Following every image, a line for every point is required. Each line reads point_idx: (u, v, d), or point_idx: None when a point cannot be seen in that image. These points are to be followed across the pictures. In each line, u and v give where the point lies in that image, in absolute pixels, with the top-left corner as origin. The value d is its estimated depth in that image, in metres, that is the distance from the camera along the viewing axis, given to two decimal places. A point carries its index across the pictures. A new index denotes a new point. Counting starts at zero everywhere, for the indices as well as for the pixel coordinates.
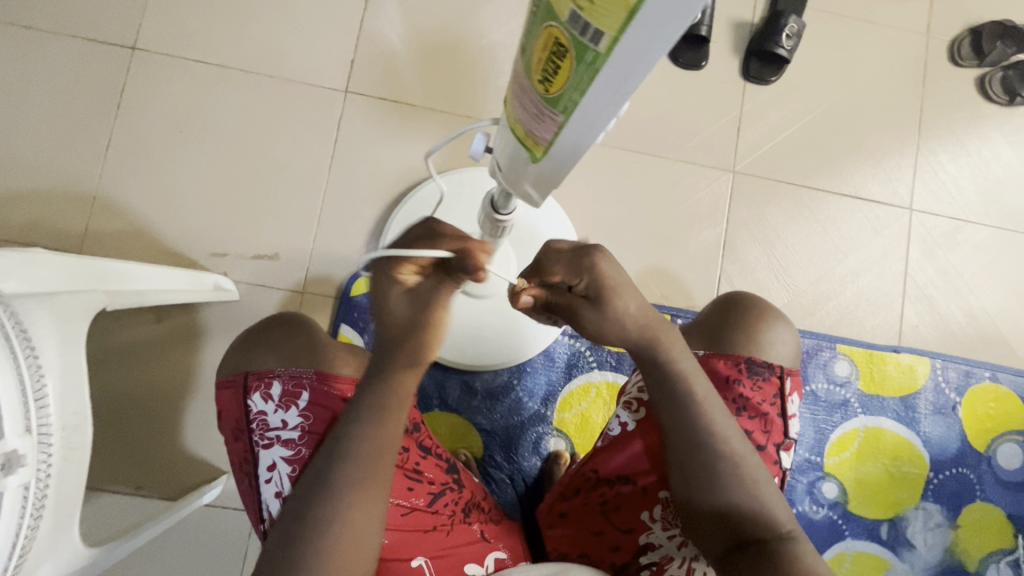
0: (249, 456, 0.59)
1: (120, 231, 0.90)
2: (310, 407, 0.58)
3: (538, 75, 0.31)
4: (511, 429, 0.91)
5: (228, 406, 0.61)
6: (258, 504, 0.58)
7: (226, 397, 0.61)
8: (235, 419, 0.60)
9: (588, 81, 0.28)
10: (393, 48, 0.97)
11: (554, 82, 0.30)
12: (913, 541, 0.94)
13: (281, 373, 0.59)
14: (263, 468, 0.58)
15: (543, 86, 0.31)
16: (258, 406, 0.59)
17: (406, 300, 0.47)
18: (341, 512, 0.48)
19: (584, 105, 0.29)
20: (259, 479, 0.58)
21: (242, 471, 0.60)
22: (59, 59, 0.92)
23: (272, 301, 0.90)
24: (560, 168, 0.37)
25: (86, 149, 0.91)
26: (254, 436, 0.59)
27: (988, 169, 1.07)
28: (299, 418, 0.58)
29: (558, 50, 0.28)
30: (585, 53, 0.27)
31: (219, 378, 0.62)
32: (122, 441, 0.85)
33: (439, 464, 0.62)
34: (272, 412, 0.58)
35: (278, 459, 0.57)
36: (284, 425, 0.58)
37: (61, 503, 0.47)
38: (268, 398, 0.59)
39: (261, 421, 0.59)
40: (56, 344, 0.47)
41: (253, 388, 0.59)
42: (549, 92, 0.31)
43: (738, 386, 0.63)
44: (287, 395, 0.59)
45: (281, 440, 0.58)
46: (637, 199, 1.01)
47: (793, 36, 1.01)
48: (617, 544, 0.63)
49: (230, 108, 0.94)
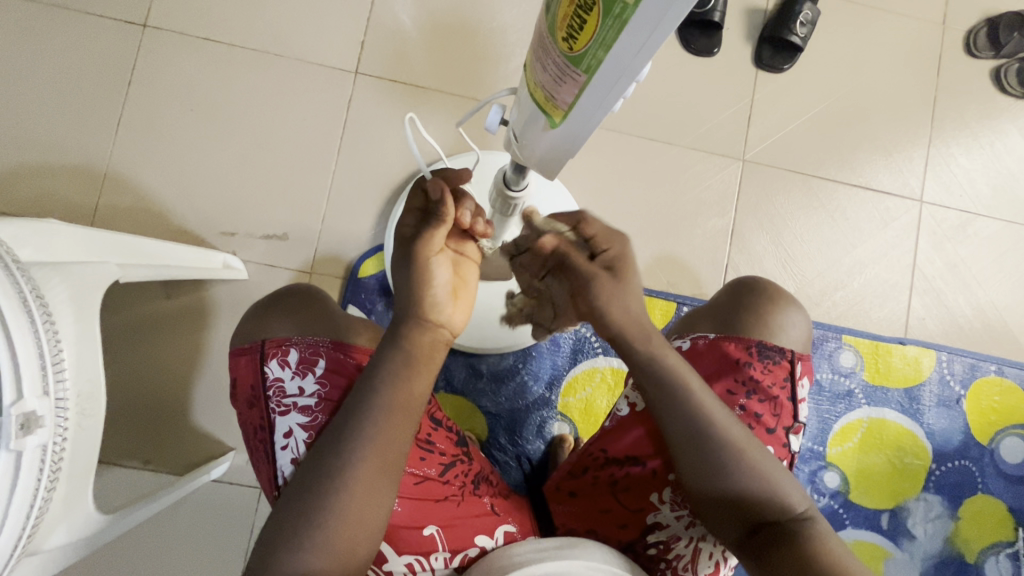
0: (264, 424, 0.59)
1: (131, 209, 0.90)
2: (327, 374, 0.59)
3: (563, 32, 0.31)
4: (515, 412, 0.92)
5: (244, 373, 0.61)
6: (274, 471, 0.58)
7: (242, 364, 0.61)
8: (251, 387, 0.60)
9: (613, 36, 0.28)
10: (403, 30, 0.97)
11: (578, 39, 0.30)
12: (913, 531, 0.94)
13: (297, 341, 0.60)
14: (280, 435, 0.58)
15: (567, 44, 0.31)
16: (275, 373, 0.60)
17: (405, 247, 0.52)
18: (353, 481, 0.49)
19: (608, 62, 0.29)
20: (275, 446, 0.58)
21: (256, 439, 0.60)
22: (71, 34, 0.92)
23: (281, 281, 0.91)
24: (578, 134, 0.37)
25: (97, 126, 0.91)
26: (270, 403, 0.59)
27: (1001, 162, 1.06)
28: (316, 385, 0.59)
29: (585, 4, 0.28)
30: (612, 4, 0.27)
31: (236, 346, 0.63)
32: (131, 416, 0.86)
33: (450, 437, 0.63)
34: (289, 379, 0.59)
35: (295, 426, 0.58)
36: (301, 393, 0.59)
37: (74, 468, 0.47)
38: (285, 365, 0.60)
39: (277, 388, 0.59)
40: (69, 312, 0.47)
41: (270, 355, 0.60)
42: (572, 50, 0.31)
43: (748, 369, 0.63)
44: (304, 362, 0.60)
45: (297, 407, 0.58)
46: (646, 186, 1.01)
47: (807, 24, 1.00)
48: (625, 523, 0.63)
49: (240, 87, 0.94)
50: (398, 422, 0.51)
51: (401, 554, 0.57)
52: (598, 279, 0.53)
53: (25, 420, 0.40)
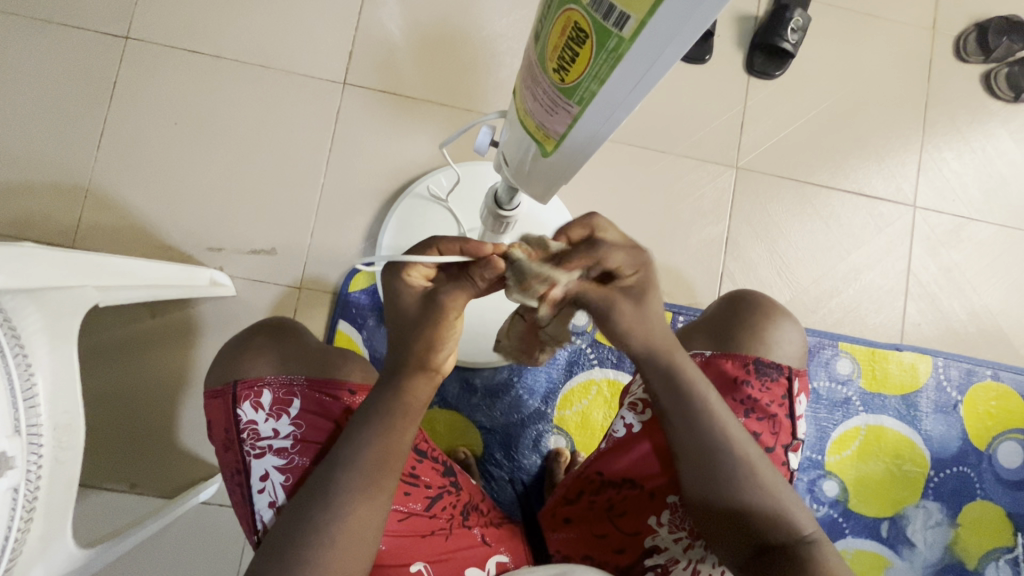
0: (240, 467, 0.57)
1: (114, 225, 0.88)
2: (302, 414, 0.58)
3: (553, 63, 0.30)
4: (511, 426, 0.90)
5: (217, 416, 0.59)
6: (251, 516, 0.56)
7: (215, 407, 0.59)
8: (225, 430, 0.59)
9: (609, 69, 0.27)
10: (391, 39, 0.95)
11: (571, 70, 0.29)
12: (912, 539, 0.94)
13: (270, 381, 0.59)
14: (255, 478, 0.57)
15: (558, 75, 0.30)
16: (248, 416, 0.58)
17: (420, 300, 0.49)
18: (347, 507, 0.48)
19: (603, 94, 0.28)
20: (251, 490, 0.57)
21: (234, 482, 0.58)
22: (49, 48, 0.90)
23: (269, 297, 0.89)
24: (572, 162, 0.36)
25: (78, 140, 0.89)
26: (245, 447, 0.57)
27: (993, 166, 1.06)
28: (291, 426, 0.58)
29: (577, 35, 0.27)
30: (607, 37, 0.26)
31: (208, 389, 0.61)
32: (116, 438, 0.84)
33: (435, 468, 0.61)
34: (263, 421, 0.58)
35: (271, 468, 0.56)
36: (275, 434, 0.58)
37: (53, 505, 0.46)
38: (258, 406, 0.58)
39: (251, 431, 0.58)
40: (44, 342, 0.45)
41: (242, 397, 0.58)
42: (564, 81, 0.30)
43: (746, 387, 0.62)
44: (278, 403, 0.58)
45: (272, 450, 0.57)
46: (640, 195, 1.00)
47: (798, 30, 0.99)
48: (622, 547, 0.62)
49: (224, 99, 0.92)
50: (383, 458, 0.50)
51: None
52: (618, 304, 0.50)
53: None
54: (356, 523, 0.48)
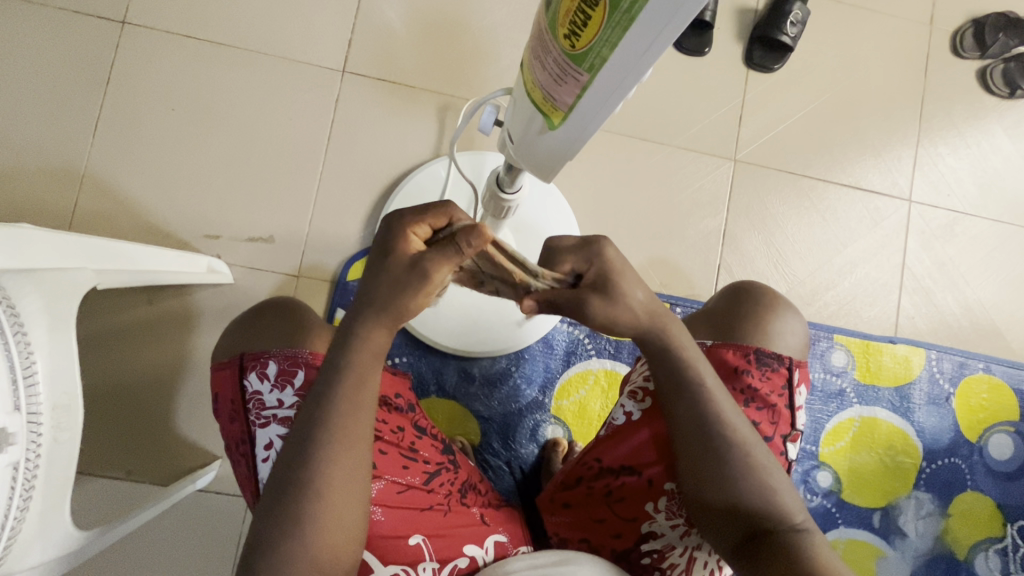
0: (245, 437, 0.58)
1: (110, 211, 0.87)
2: (305, 386, 0.57)
3: (564, 29, 0.30)
4: (509, 416, 0.91)
5: (225, 388, 0.60)
6: (256, 484, 0.57)
7: (223, 379, 0.60)
8: (232, 401, 0.59)
9: (621, 31, 0.27)
10: (391, 27, 0.95)
11: (582, 35, 0.29)
12: (904, 529, 0.95)
13: (276, 353, 0.59)
14: (260, 447, 0.57)
15: (569, 42, 0.30)
16: (254, 386, 0.58)
17: (407, 261, 0.48)
18: (337, 473, 0.48)
19: (612, 61, 0.29)
20: (256, 458, 0.57)
21: (238, 452, 0.59)
22: (45, 31, 0.89)
23: (267, 285, 0.88)
24: (575, 138, 0.36)
25: (74, 125, 0.88)
26: (250, 416, 0.58)
27: (987, 161, 1.07)
28: (295, 397, 0.57)
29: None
30: None
31: (216, 361, 0.62)
32: (113, 424, 0.83)
33: (434, 444, 0.62)
34: (268, 392, 0.58)
35: (275, 437, 0.56)
36: (280, 404, 0.57)
37: (51, 484, 0.46)
38: (263, 377, 0.58)
39: (256, 401, 0.58)
40: (43, 322, 0.45)
41: (249, 368, 0.59)
42: (575, 48, 0.30)
43: (746, 376, 0.62)
44: (283, 374, 0.58)
45: (277, 419, 0.57)
46: (639, 186, 1.00)
47: (797, 24, 1.00)
48: (619, 532, 0.61)
49: (222, 84, 0.91)
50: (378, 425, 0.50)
51: (386, 565, 0.55)
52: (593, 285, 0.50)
53: None
54: (342, 503, 0.48)
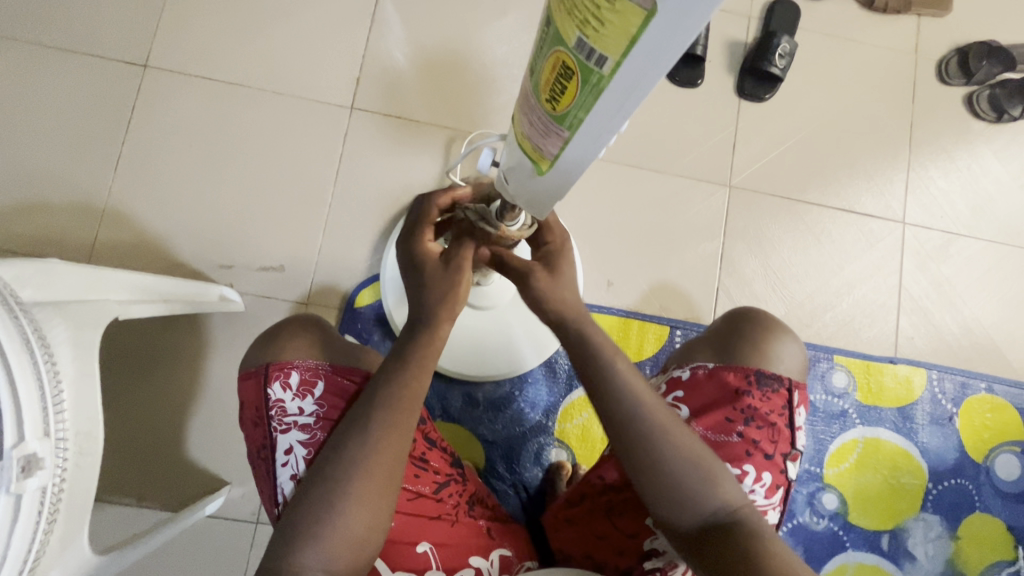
0: (267, 442, 0.60)
1: (128, 242, 0.91)
2: (326, 396, 0.60)
3: (545, 94, 0.33)
4: (512, 438, 0.92)
5: (249, 396, 0.62)
6: (274, 489, 0.59)
7: (247, 386, 0.62)
8: (255, 408, 0.61)
9: (592, 101, 0.30)
10: (397, 66, 1.00)
11: (560, 101, 0.32)
12: (913, 552, 0.94)
13: (298, 364, 0.61)
14: (280, 452, 0.59)
15: (550, 105, 0.33)
16: (277, 394, 0.60)
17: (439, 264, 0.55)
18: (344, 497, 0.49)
19: (588, 123, 0.32)
20: (275, 463, 0.59)
21: (259, 456, 0.61)
22: (72, 74, 0.95)
23: (277, 312, 0.91)
24: (564, 179, 0.39)
25: (96, 163, 0.93)
26: (272, 423, 0.60)
27: (978, 183, 1.09)
28: (315, 405, 0.60)
29: (564, 73, 0.31)
30: (590, 75, 0.29)
31: (242, 369, 0.64)
32: (127, 449, 0.85)
33: (444, 456, 0.63)
34: (290, 400, 0.60)
35: (295, 443, 0.59)
36: (301, 412, 0.60)
37: (72, 510, 0.48)
38: (286, 386, 0.60)
39: (278, 408, 0.60)
40: (69, 353, 0.48)
41: (272, 378, 0.61)
42: (555, 111, 0.33)
43: (746, 398, 0.64)
44: (305, 384, 0.61)
45: (298, 425, 0.59)
46: (637, 212, 1.03)
47: (785, 55, 1.04)
48: (622, 549, 0.62)
49: (238, 122, 0.96)
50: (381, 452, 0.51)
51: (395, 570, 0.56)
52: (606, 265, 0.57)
53: (26, 462, 0.42)
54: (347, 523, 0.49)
